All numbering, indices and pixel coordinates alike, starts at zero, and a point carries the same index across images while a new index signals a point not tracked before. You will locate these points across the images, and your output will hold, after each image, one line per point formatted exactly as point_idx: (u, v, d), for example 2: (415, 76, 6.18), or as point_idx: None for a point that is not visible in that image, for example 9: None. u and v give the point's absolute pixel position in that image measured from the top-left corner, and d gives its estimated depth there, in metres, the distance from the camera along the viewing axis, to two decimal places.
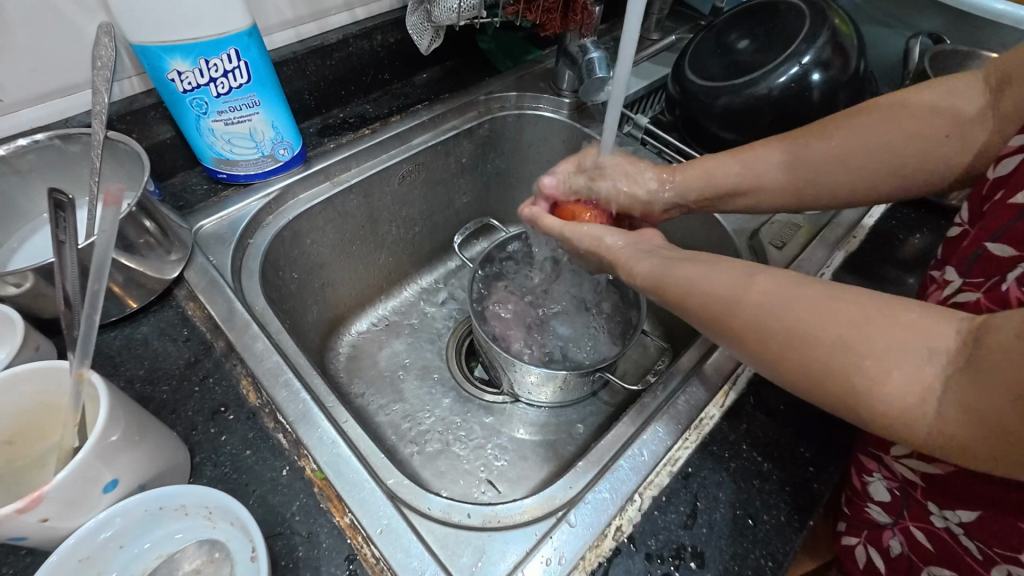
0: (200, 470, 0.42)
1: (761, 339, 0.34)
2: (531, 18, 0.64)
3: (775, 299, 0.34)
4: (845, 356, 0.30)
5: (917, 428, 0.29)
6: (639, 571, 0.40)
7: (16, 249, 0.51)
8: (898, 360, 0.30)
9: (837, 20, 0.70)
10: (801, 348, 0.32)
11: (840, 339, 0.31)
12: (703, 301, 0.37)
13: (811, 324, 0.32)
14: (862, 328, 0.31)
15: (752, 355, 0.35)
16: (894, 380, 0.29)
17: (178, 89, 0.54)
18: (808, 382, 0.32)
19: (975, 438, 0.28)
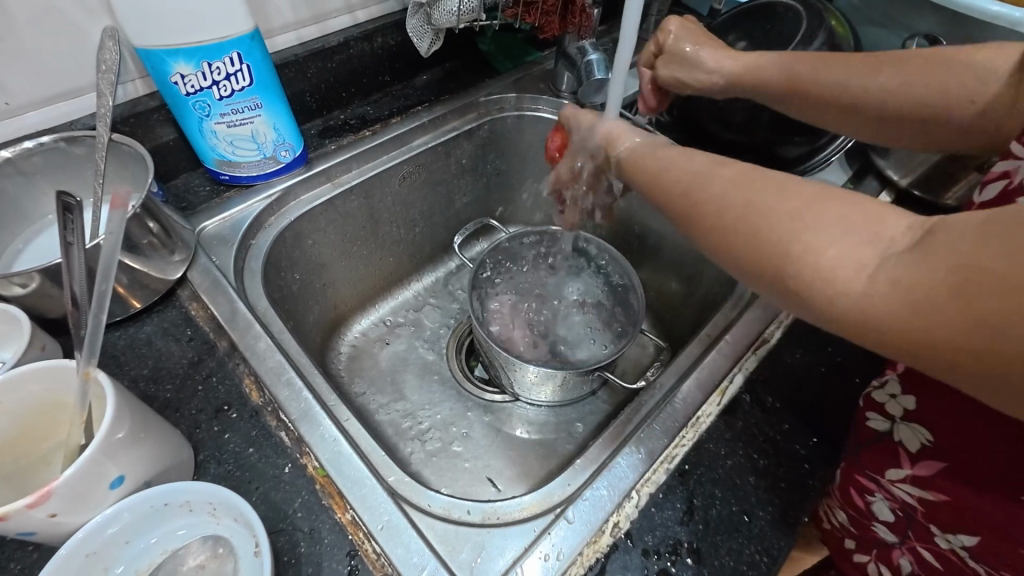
0: (204, 468, 0.43)
1: (718, 215, 0.32)
2: (530, 20, 0.64)
3: (743, 180, 0.32)
4: (792, 230, 0.28)
5: (844, 303, 0.27)
6: (636, 567, 0.41)
7: (21, 250, 0.52)
8: (837, 232, 0.28)
9: (833, 22, 0.70)
10: (747, 218, 0.30)
11: (790, 212, 0.29)
12: (676, 186, 0.35)
13: (763, 197, 0.30)
14: (813, 200, 0.29)
15: (700, 231, 0.33)
16: (829, 248, 0.27)
17: (181, 91, 0.54)
18: (745, 252, 0.30)
19: (903, 309, 0.25)
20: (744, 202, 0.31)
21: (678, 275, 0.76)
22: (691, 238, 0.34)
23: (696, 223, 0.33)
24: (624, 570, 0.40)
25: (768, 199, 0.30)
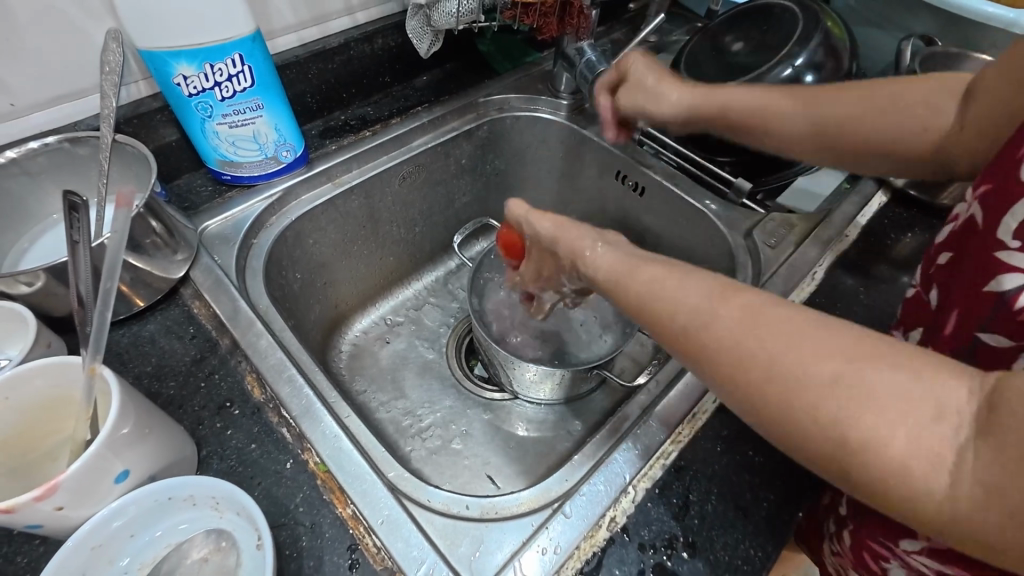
0: (207, 463, 0.44)
1: (750, 377, 0.29)
2: (528, 22, 0.65)
3: (759, 318, 0.30)
4: (851, 407, 0.26)
5: (922, 504, 0.26)
6: (632, 561, 0.41)
7: (26, 249, 0.52)
8: (900, 416, 0.26)
9: (829, 24, 0.71)
10: (789, 387, 0.28)
11: (840, 380, 0.27)
12: (677, 318, 0.33)
13: (801, 360, 0.28)
14: (860, 367, 0.27)
15: (728, 391, 0.30)
16: (897, 439, 0.25)
17: (183, 92, 0.55)
18: (793, 430, 0.28)
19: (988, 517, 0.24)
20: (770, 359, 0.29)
21: None
22: (704, 377, 0.32)
23: (710, 364, 0.31)
24: (620, 564, 0.41)
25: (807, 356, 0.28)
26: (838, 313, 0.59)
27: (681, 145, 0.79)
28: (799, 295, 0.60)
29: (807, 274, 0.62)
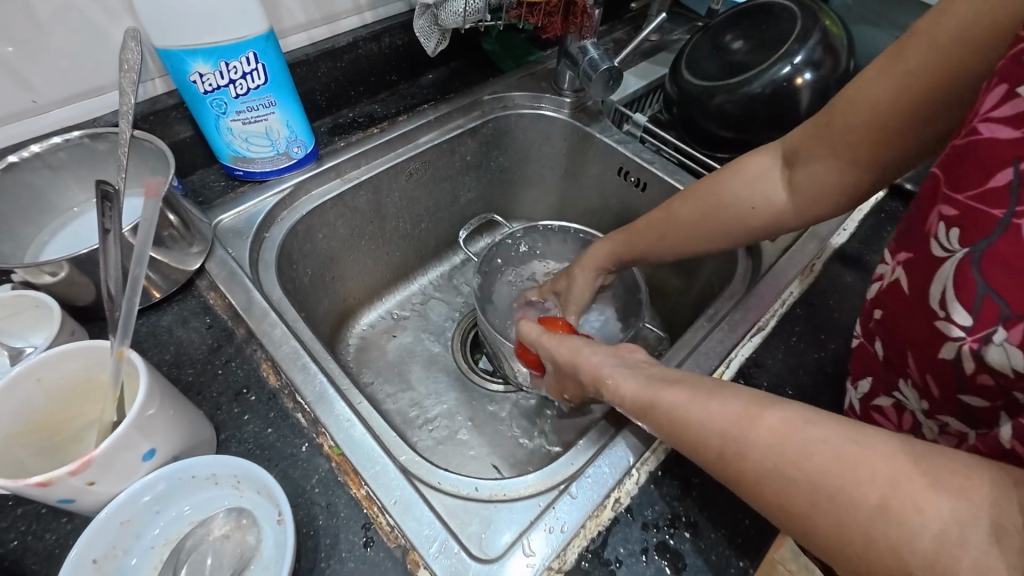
0: (226, 446, 0.45)
1: (796, 504, 0.32)
2: (533, 21, 0.66)
3: (788, 436, 0.33)
4: (899, 531, 0.28)
5: None
6: (636, 540, 0.43)
7: (47, 241, 0.54)
8: (956, 538, 0.27)
9: (827, 22, 0.73)
10: (834, 509, 0.30)
11: (882, 505, 0.29)
12: (710, 445, 0.36)
13: (843, 483, 0.30)
14: (904, 490, 0.29)
15: (777, 514, 0.33)
16: (959, 563, 0.26)
17: (199, 89, 0.56)
18: (848, 552, 0.30)
19: None
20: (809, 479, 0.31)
21: (676, 268, 0.78)
22: (756, 505, 0.34)
23: (756, 485, 0.34)
24: (625, 542, 0.43)
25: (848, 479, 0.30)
26: (835, 304, 0.60)
27: (680, 142, 0.82)
28: (797, 287, 0.62)
29: (806, 266, 0.63)
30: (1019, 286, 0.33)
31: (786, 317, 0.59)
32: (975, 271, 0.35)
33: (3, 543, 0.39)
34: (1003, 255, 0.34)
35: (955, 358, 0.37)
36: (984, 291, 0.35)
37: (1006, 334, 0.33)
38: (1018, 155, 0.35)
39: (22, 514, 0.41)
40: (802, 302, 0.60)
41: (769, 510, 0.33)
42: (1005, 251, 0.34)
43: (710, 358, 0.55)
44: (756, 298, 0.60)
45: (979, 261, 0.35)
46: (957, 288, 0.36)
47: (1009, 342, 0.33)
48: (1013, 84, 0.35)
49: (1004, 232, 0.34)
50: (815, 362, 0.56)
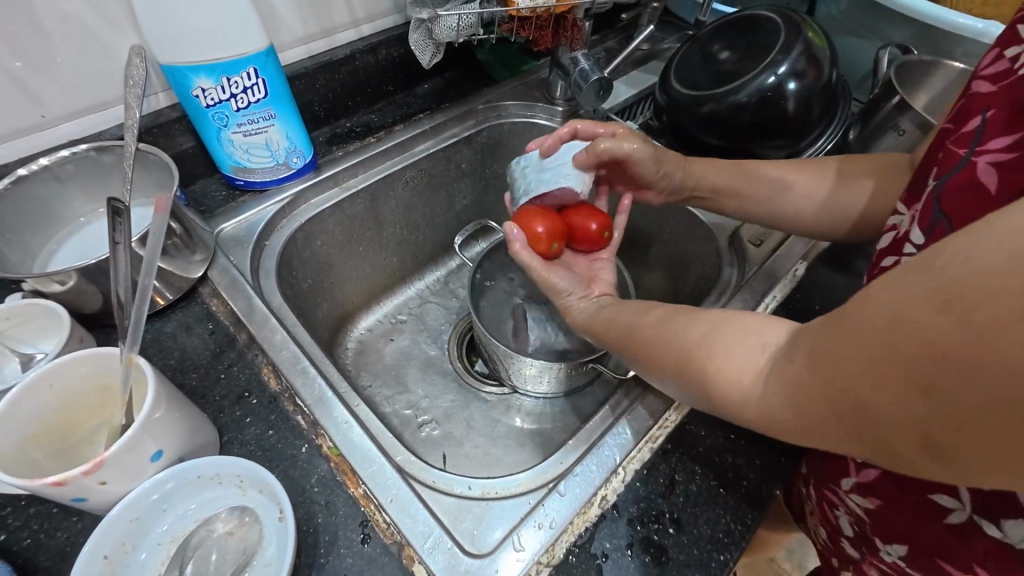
0: (229, 448, 0.47)
1: (654, 353, 0.41)
2: (524, 34, 0.68)
3: (669, 317, 0.42)
4: (704, 348, 0.37)
5: (767, 413, 0.33)
6: (622, 535, 0.45)
7: (55, 251, 0.56)
8: (738, 348, 0.35)
9: (810, 33, 0.75)
10: (673, 347, 0.40)
11: (700, 335, 0.38)
12: (619, 330, 0.46)
13: (683, 329, 0.40)
14: (717, 324, 0.38)
15: (648, 369, 0.43)
16: (736, 362, 0.35)
17: (201, 103, 0.58)
18: (680, 379, 0.39)
19: (797, 409, 0.31)
20: (691, 359, 0.38)
21: (667, 274, 0.80)
22: (645, 370, 0.44)
23: (672, 378, 0.40)
24: (611, 537, 0.45)
25: (713, 354, 0.36)
26: (818, 308, 0.62)
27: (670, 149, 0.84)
28: (781, 291, 0.63)
29: (790, 270, 0.65)
30: (971, 214, 0.37)
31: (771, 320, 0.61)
32: (936, 202, 0.39)
33: (17, 541, 0.41)
34: (957, 185, 0.38)
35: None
36: (940, 218, 0.38)
37: None
38: (987, 106, 0.38)
39: (35, 513, 0.42)
40: (786, 305, 0.62)
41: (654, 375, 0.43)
42: (960, 182, 0.37)
43: None
44: (741, 302, 0.62)
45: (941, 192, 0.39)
46: (922, 216, 0.40)
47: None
48: (1003, 46, 0.39)
49: (964, 167, 0.38)
50: None
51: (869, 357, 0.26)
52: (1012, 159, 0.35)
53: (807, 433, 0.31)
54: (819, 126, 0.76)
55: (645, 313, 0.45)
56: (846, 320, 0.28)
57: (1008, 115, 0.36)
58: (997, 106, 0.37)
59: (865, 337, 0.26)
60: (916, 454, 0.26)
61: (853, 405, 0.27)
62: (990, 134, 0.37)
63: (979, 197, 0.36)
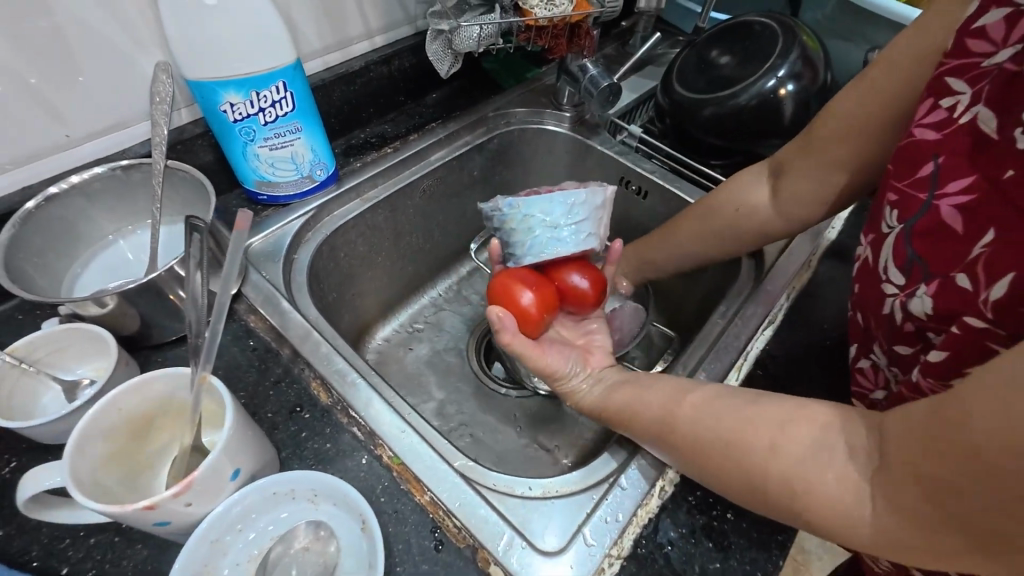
0: (288, 464, 0.47)
1: (712, 456, 0.41)
2: (541, 43, 0.70)
3: (712, 415, 0.43)
4: (782, 462, 0.37)
5: (872, 534, 0.33)
6: (684, 523, 0.47)
7: (81, 273, 0.54)
8: (823, 462, 0.36)
9: (804, 37, 0.79)
10: (739, 454, 0.40)
11: (772, 446, 0.38)
12: (650, 423, 0.46)
13: (742, 434, 0.40)
14: (784, 432, 0.38)
15: (703, 473, 0.42)
16: (827, 480, 0.35)
17: (229, 119, 0.57)
18: (754, 491, 0.39)
19: (911, 530, 0.31)
20: (771, 478, 0.38)
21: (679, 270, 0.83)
22: (697, 472, 0.43)
23: (743, 487, 0.40)
24: (675, 526, 0.47)
25: (798, 474, 0.36)
26: (833, 296, 0.66)
27: (673, 150, 0.87)
28: (798, 282, 0.67)
29: (804, 262, 0.68)
30: (940, 252, 0.41)
31: (791, 310, 0.64)
32: (908, 243, 0.43)
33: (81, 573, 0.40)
34: (928, 229, 0.42)
35: (895, 310, 0.44)
36: (915, 256, 0.42)
37: (927, 288, 0.41)
38: (937, 152, 0.42)
39: (95, 544, 0.41)
40: (804, 295, 0.66)
41: (709, 479, 0.42)
42: (929, 225, 0.42)
43: (729, 353, 0.60)
44: (763, 294, 0.65)
45: (911, 235, 0.43)
46: (895, 256, 0.44)
47: (928, 294, 0.40)
48: (936, 96, 0.43)
49: (930, 210, 0.42)
50: (823, 349, 0.61)
51: (990, 480, 0.26)
52: (971, 202, 0.39)
53: (936, 555, 0.31)
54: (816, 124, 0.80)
55: (682, 407, 0.45)
56: (950, 438, 0.28)
57: (956, 161, 0.41)
58: (946, 154, 0.42)
59: (975, 461, 0.26)
60: None
61: (985, 528, 0.27)
62: (947, 177, 0.41)
63: (948, 237, 0.40)
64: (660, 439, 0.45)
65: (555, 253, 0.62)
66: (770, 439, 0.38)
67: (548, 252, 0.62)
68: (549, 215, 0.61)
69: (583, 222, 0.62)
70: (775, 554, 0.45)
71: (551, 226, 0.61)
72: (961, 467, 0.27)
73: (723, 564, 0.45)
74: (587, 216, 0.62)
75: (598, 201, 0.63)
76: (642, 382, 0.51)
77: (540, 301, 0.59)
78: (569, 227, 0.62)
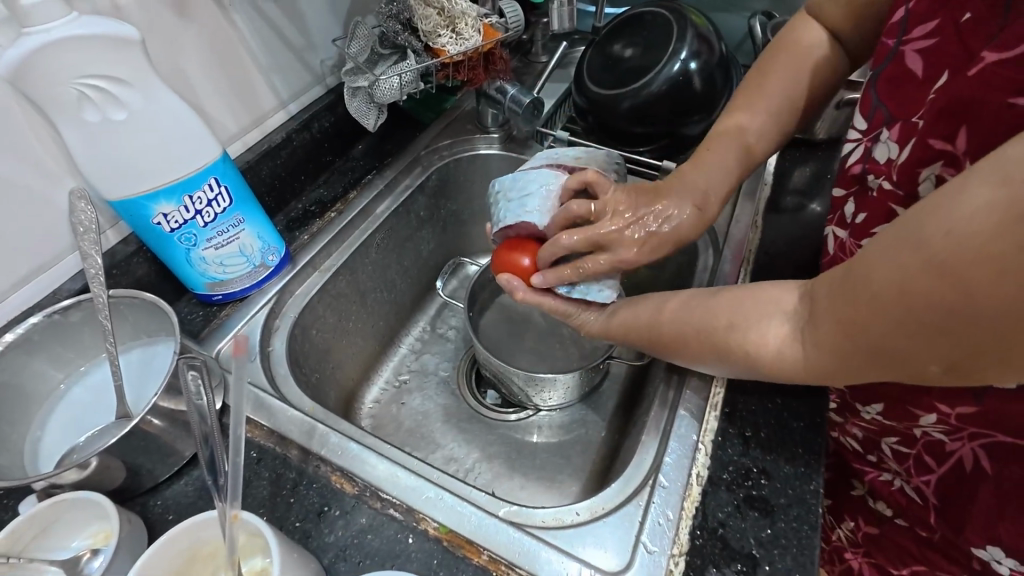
0: (334, 568, 0.45)
1: (688, 342, 0.47)
2: (460, 77, 0.71)
3: (688, 310, 0.47)
4: (738, 333, 0.43)
5: (807, 371, 0.39)
6: (729, 502, 0.48)
7: (40, 436, 0.49)
8: (768, 324, 0.41)
9: (693, 17, 0.84)
10: (708, 335, 0.45)
11: (730, 323, 0.43)
12: (640, 331, 0.52)
13: (708, 319, 0.45)
14: (738, 311, 0.43)
15: (684, 358, 0.48)
16: (771, 339, 0.40)
17: (164, 230, 0.54)
18: (725, 362, 0.45)
19: (832, 363, 0.36)
20: (732, 348, 0.43)
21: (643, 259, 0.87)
22: (681, 360, 0.49)
23: (716, 362, 0.46)
24: (721, 507, 0.48)
25: (751, 338, 0.42)
26: (787, 248, 0.70)
27: (602, 145, 0.89)
28: (752, 243, 0.71)
29: (751, 224, 0.73)
30: (899, 98, 0.47)
31: (757, 271, 0.68)
32: (874, 91, 0.49)
33: None
34: (892, 74, 0.47)
35: (851, 155, 0.51)
36: (879, 105, 0.48)
37: (890, 134, 0.47)
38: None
39: None
40: (762, 254, 0.70)
41: (692, 362, 0.48)
42: (892, 72, 0.47)
43: None
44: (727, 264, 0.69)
45: (878, 82, 0.49)
46: (862, 105, 0.50)
47: (891, 139, 0.47)
48: None
49: (895, 57, 0.47)
50: None
51: (878, 311, 0.31)
52: (932, 46, 0.44)
53: (854, 377, 0.36)
54: (726, 95, 0.85)
55: (665, 312, 0.49)
56: (857, 285, 0.33)
57: (925, 4, 0.44)
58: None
59: (869, 295, 0.32)
60: (934, 367, 0.31)
61: (883, 349, 0.32)
62: (913, 24, 0.45)
63: (909, 82, 0.46)
64: (650, 342, 0.51)
65: (511, 223, 0.57)
66: (728, 317, 0.43)
67: (504, 220, 0.58)
68: (509, 190, 0.58)
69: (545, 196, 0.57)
70: (814, 505, 0.48)
71: (506, 199, 0.58)
72: (866, 306, 0.32)
73: (773, 529, 0.47)
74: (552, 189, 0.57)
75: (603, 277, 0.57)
76: (636, 301, 0.54)
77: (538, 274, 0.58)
78: (519, 202, 0.57)
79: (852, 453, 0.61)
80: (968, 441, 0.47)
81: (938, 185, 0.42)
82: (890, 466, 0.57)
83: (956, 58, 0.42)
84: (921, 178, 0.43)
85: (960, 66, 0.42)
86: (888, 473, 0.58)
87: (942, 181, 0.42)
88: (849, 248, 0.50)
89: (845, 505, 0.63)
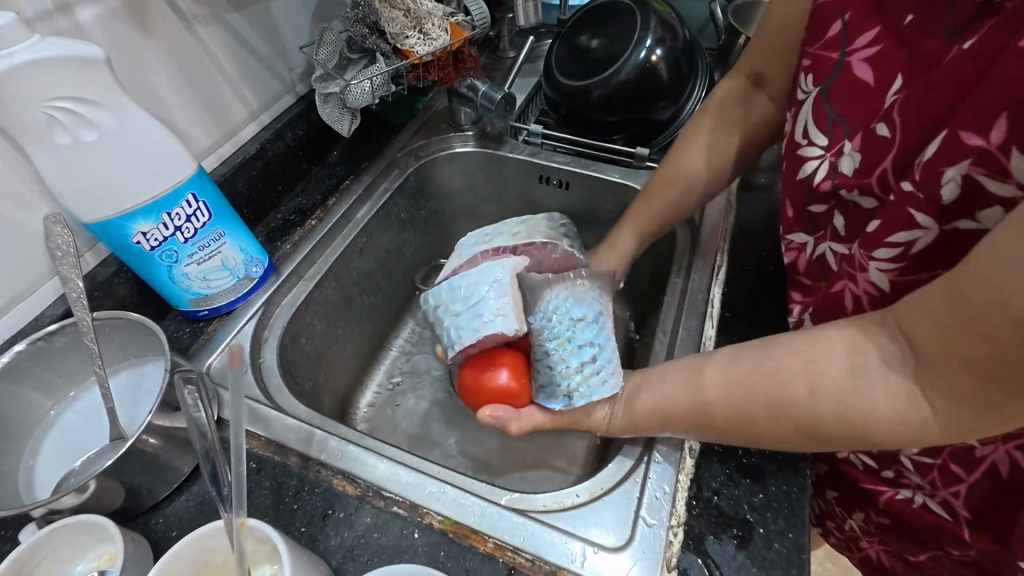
0: (343, 570, 0.46)
1: (758, 413, 0.44)
2: (431, 77, 0.72)
3: (739, 381, 0.45)
4: (831, 402, 0.40)
5: (940, 425, 0.36)
6: (722, 472, 0.50)
7: (33, 464, 0.49)
8: (865, 386, 0.38)
9: (655, 5, 0.85)
10: (787, 408, 0.42)
11: (810, 390, 0.41)
12: (683, 406, 0.48)
13: (780, 391, 0.42)
14: (814, 374, 0.41)
15: (754, 432, 0.45)
16: (879, 401, 0.38)
17: (145, 248, 0.54)
18: (816, 434, 0.41)
19: (973, 407, 0.34)
20: (831, 418, 0.40)
21: None
22: (748, 435, 0.45)
23: (800, 436, 0.42)
24: (715, 477, 0.50)
25: (852, 402, 0.39)
26: (760, 224, 0.72)
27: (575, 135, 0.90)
28: (728, 222, 0.73)
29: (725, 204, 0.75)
30: (855, 107, 0.48)
31: (733, 249, 0.70)
32: (827, 105, 0.49)
33: None
34: (843, 86, 0.48)
35: (817, 172, 0.51)
36: (835, 118, 0.49)
37: (852, 145, 0.47)
38: (841, 12, 0.48)
39: None
40: (737, 232, 0.72)
41: (762, 435, 0.44)
42: (843, 81, 0.48)
43: (698, 306, 0.65)
44: (705, 244, 0.71)
45: (829, 96, 0.49)
46: (816, 120, 0.50)
47: (855, 149, 0.47)
48: None
49: (842, 70, 0.48)
50: (771, 274, 0.67)
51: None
52: (878, 54, 0.46)
53: (998, 418, 0.33)
54: (692, 79, 0.86)
55: (707, 383, 0.46)
56: (985, 312, 0.31)
57: (862, 15, 0.47)
58: (850, 10, 0.48)
59: (1011, 318, 0.30)
60: None
61: None
62: (853, 35, 0.48)
63: (863, 92, 0.47)
64: (697, 419, 0.47)
65: (469, 341, 0.55)
66: (807, 384, 0.41)
67: (460, 340, 0.55)
68: (456, 303, 0.56)
69: (493, 294, 0.54)
70: (802, 467, 0.50)
71: (455, 314, 0.56)
72: (1014, 331, 0.30)
73: (765, 494, 0.49)
74: (498, 284, 0.55)
75: (590, 289, 0.56)
76: (656, 374, 0.51)
77: (518, 383, 0.55)
78: (470, 313, 0.55)
79: (862, 471, 0.60)
80: (1003, 444, 0.48)
81: (966, 186, 0.38)
82: (910, 480, 0.57)
83: (909, 60, 0.44)
84: (943, 178, 0.39)
85: (920, 67, 0.43)
86: (905, 487, 0.58)
87: (968, 183, 0.38)
88: (859, 262, 0.47)
89: (844, 499, 0.65)
